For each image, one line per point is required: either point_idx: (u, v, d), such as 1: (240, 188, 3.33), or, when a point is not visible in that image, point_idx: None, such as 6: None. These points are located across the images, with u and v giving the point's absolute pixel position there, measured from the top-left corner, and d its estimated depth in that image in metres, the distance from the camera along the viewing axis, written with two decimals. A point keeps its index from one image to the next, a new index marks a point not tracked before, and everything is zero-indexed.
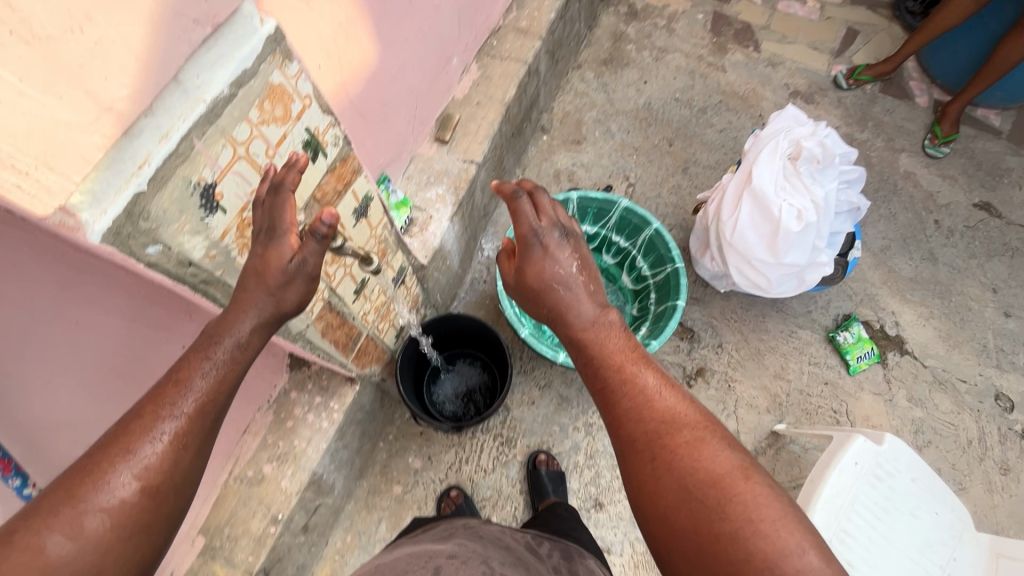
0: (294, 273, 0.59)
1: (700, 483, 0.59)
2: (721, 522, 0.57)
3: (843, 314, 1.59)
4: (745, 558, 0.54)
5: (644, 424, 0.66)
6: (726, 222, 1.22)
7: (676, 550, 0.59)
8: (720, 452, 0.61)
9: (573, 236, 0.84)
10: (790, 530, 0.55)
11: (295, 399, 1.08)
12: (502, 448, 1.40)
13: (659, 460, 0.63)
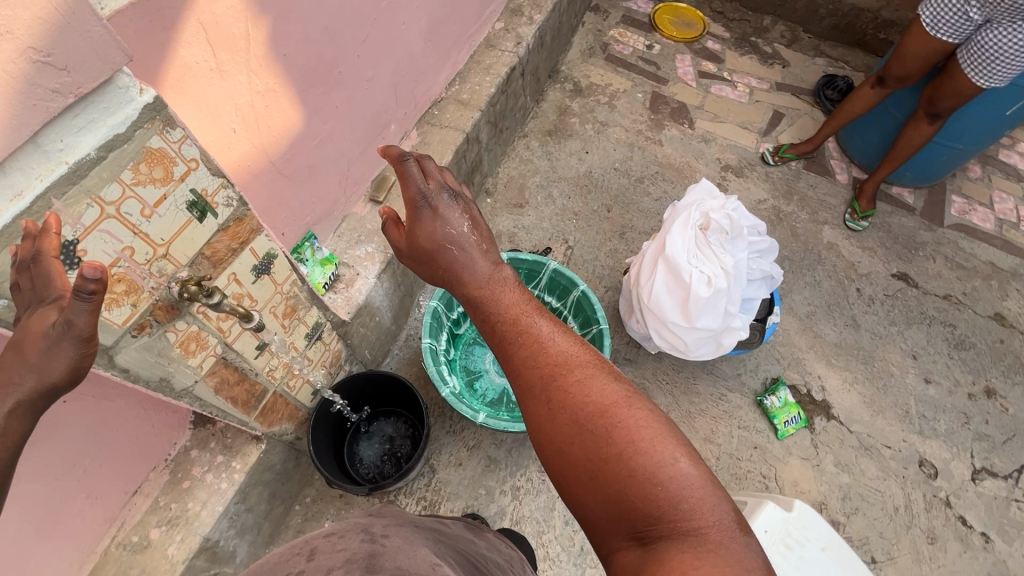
0: (57, 335, 0.50)
1: (589, 416, 0.61)
2: (609, 446, 0.59)
3: (771, 377, 1.63)
4: (629, 474, 0.57)
5: (538, 368, 0.66)
6: (643, 287, 1.28)
7: (571, 479, 0.61)
8: (607, 385, 0.64)
9: (463, 197, 0.82)
10: (669, 443, 0.59)
11: (195, 457, 1.04)
12: (425, 512, 1.35)
13: (553, 398, 0.63)
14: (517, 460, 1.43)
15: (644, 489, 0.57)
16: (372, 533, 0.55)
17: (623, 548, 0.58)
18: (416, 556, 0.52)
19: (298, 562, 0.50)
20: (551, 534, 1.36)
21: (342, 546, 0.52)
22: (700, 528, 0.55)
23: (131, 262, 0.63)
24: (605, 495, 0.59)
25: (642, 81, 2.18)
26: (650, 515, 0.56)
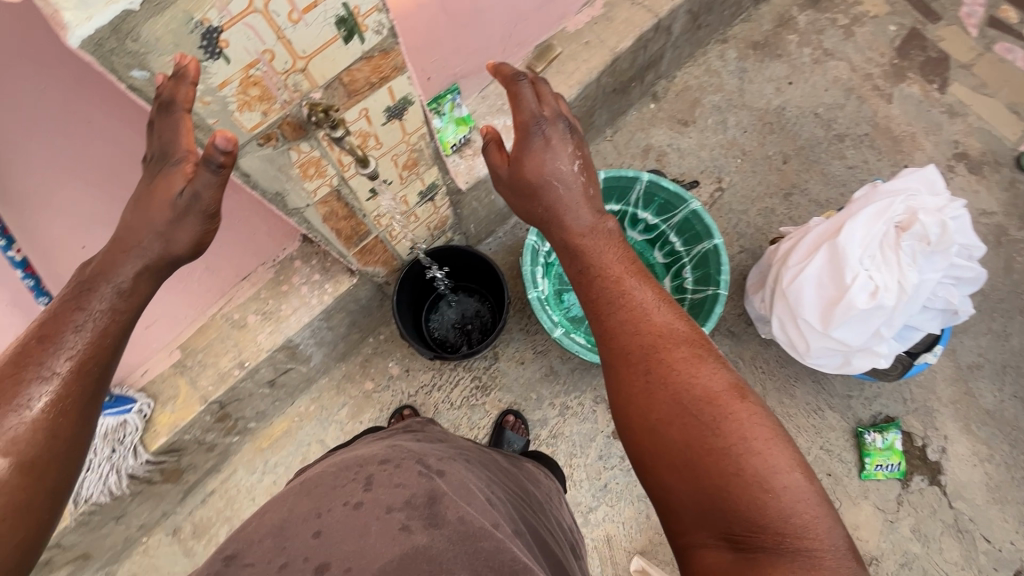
0: (183, 206, 0.63)
1: (695, 400, 0.57)
2: (713, 437, 0.54)
3: (885, 414, 1.40)
4: (735, 472, 0.52)
5: (641, 337, 0.63)
6: (790, 268, 1.07)
7: (660, 459, 0.57)
8: (718, 371, 0.59)
9: (576, 131, 0.77)
10: (783, 448, 0.54)
11: (296, 267, 1.12)
12: (476, 391, 1.41)
13: (653, 372, 0.60)
14: (576, 382, 1.41)
15: (750, 492, 0.52)
16: (427, 469, 0.64)
17: (707, 546, 0.54)
18: (469, 502, 0.60)
19: (358, 490, 0.60)
20: (581, 460, 1.37)
21: (400, 480, 0.61)
22: (808, 546, 0.50)
23: (268, 67, 0.59)
24: (701, 487, 0.54)
25: (905, 10, 1.67)
26: (750, 521, 0.51)
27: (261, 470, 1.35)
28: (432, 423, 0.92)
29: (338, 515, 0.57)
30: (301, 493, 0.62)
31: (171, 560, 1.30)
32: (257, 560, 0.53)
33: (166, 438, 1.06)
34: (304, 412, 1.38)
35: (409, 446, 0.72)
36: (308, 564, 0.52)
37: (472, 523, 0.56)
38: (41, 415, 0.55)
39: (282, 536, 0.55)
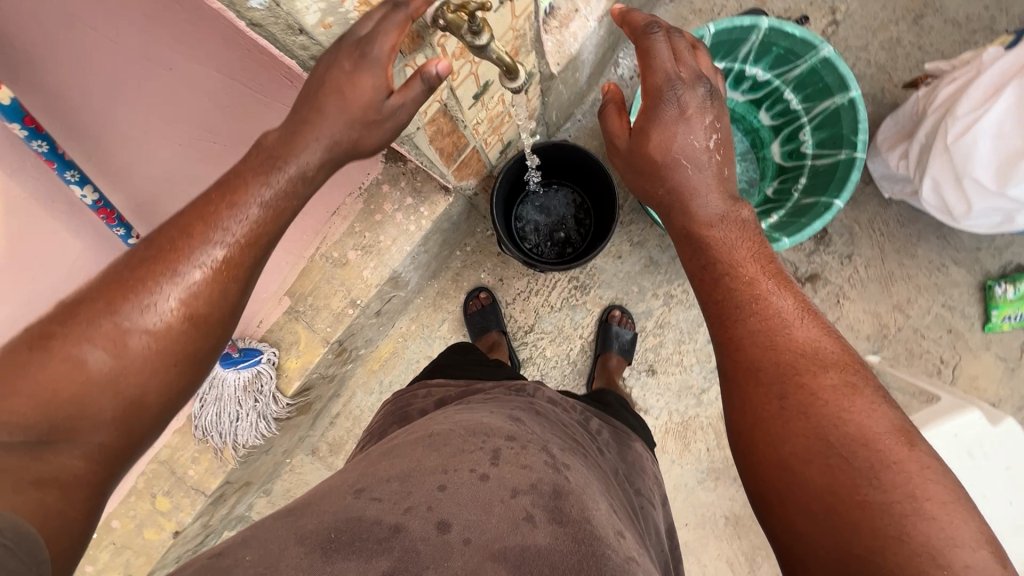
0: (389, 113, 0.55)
1: (849, 443, 0.51)
2: (868, 488, 0.48)
3: (1016, 263, 1.30)
4: (897, 535, 0.46)
5: (778, 354, 0.57)
6: (958, 119, 0.91)
7: (794, 502, 0.52)
8: (878, 411, 0.53)
9: (718, 99, 0.71)
10: (962, 518, 0.46)
11: (386, 193, 1.02)
12: (575, 291, 1.37)
13: (790, 398, 0.55)
14: (678, 269, 1.35)
15: (917, 561, 0.45)
16: (554, 461, 0.60)
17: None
18: (594, 503, 0.56)
19: (485, 460, 0.57)
20: (690, 347, 1.35)
21: (528, 461, 0.58)
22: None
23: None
24: (842, 540, 0.48)
25: None
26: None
27: (378, 390, 1.39)
28: (533, 384, 0.83)
29: (464, 480, 0.55)
30: (429, 445, 0.59)
31: (317, 474, 1.41)
32: (385, 494, 0.53)
33: (300, 381, 1.08)
34: (406, 332, 1.38)
35: (533, 424, 0.68)
36: (431, 514, 0.51)
37: (595, 528, 0.53)
38: (200, 281, 0.52)
39: (408, 481, 0.54)
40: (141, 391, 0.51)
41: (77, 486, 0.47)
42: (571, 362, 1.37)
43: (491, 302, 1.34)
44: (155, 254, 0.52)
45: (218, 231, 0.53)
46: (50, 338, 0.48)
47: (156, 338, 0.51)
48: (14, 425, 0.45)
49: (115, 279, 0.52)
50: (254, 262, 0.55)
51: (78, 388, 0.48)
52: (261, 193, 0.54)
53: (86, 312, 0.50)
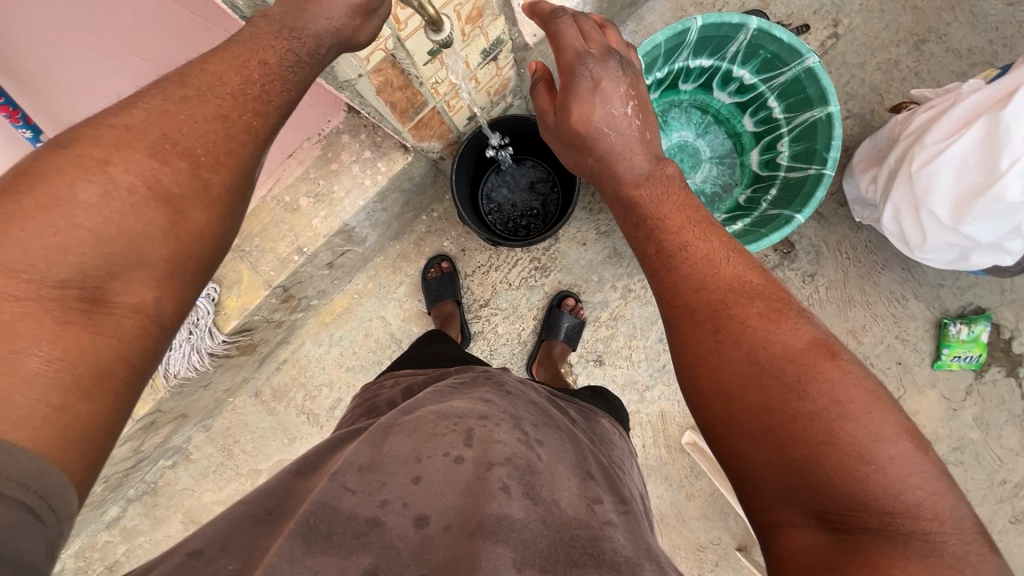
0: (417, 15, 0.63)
1: (780, 361, 0.52)
2: (800, 401, 0.49)
3: (976, 305, 1.30)
4: (825, 441, 0.48)
5: (708, 294, 0.57)
6: (926, 147, 0.89)
7: (737, 433, 0.52)
8: (802, 326, 0.54)
9: (630, 67, 0.72)
10: (879, 417, 0.48)
11: (345, 144, 1.01)
12: (535, 272, 1.36)
13: (724, 330, 0.55)
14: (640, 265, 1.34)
15: (847, 463, 0.47)
16: (526, 441, 0.60)
17: (794, 526, 0.48)
18: (564, 484, 0.56)
19: (459, 443, 0.58)
20: (640, 342, 1.35)
21: (500, 438, 0.59)
22: (922, 525, 0.45)
23: None
24: (786, 457, 0.49)
25: None
26: (846, 495, 0.46)
27: (327, 343, 1.39)
28: (501, 371, 0.85)
29: (439, 466, 0.56)
30: (402, 432, 0.61)
31: (258, 417, 1.42)
32: (357, 486, 0.53)
33: (238, 321, 1.08)
34: (362, 290, 1.37)
35: (504, 403, 0.68)
36: (408, 510, 0.51)
37: (565, 511, 0.52)
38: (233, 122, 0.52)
39: (382, 471, 0.55)
40: (194, 228, 0.48)
41: (114, 369, 0.44)
42: (522, 342, 1.37)
43: (450, 271, 1.33)
44: (196, 96, 0.52)
45: (242, 83, 0.54)
46: (88, 163, 0.45)
47: (175, 177, 0.48)
48: (58, 265, 0.42)
49: (143, 104, 0.50)
50: (279, 113, 0.56)
51: (127, 223, 0.45)
52: (278, 52, 0.56)
53: (124, 135, 0.47)
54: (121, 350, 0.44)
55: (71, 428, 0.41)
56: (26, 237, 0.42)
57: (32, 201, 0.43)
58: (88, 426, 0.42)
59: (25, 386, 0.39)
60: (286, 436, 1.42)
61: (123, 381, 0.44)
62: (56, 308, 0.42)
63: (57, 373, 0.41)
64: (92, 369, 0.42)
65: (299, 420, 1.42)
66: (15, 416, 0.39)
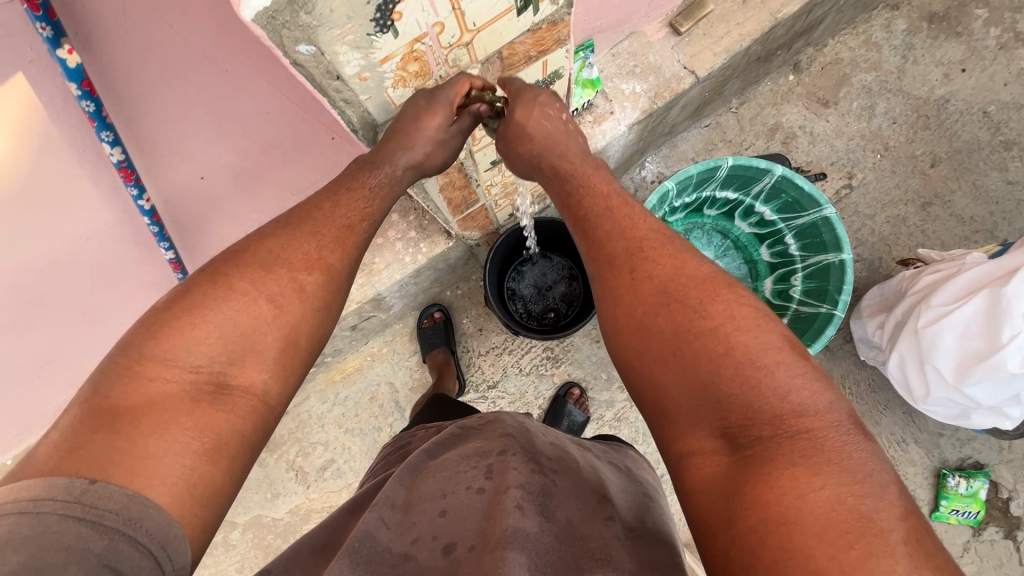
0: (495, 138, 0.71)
1: (683, 285, 0.57)
2: (702, 320, 0.54)
3: (975, 460, 1.31)
4: (724, 352, 0.52)
5: (626, 240, 0.62)
6: (931, 307, 0.95)
7: (654, 364, 0.55)
8: (702, 262, 0.59)
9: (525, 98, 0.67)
10: (766, 330, 0.53)
11: (394, 222, 1.08)
12: (546, 361, 1.39)
13: (639, 270, 0.59)
14: None
15: (742, 373, 0.51)
16: (542, 467, 0.60)
17: (703, 449, 0.51)
18: (580, 503, 0.56)
19: (481, 477, 0.58)
20: (642, 446, 1.35)
21: (516, 465, 0.58)
22: (804, 424, 0.49)
23: (434, 40, 0.52)
24: (693, 376, 0.53)
25: None
26: (749, 406, 0.50)
27: (331, 402, 1.40)
28: None
29: (462, 498, 0.56)
30: (425, 473, 0.61)
31: None
32: (393, 523, 0.56)
33: None
34: (376, 353, 1.40)
35: (523, 428, 0.67)
36: (438, 541, 0.52)
37: (579, 528, 0.53)
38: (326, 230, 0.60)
39: (411, 513, 0.57)
40: (294, 319, 0.56)
41: (231, 444, 0.51)
42: None
43: (444, 320, 1.37)
44: (302, 216, 0.61)
45: (340, 208, 0.62)
46: (218, 276, 0.55)
47: (277, 280, 0.56)
48: (191, 356, 0.51)
49: (261, 234, 0.59)
50: (367, 225, 0.63)
51: (246, 320, 0.54)
52: (369, 181, 0.64)
53: (238, 256, 0.57)
54: (237, 424, 0.51)
55: (197, 484, 0.47)
56: (171, 339, 0.51)
57: (178, 309, 0.52)
58: (207, 485, 0.48)
59: (167, 454, 0.47)
60: (271, 491, 1.39)
61: (235, 450, 0.51)
62: (190, 391, 0.50)
63: (189, 441, 0.48)
64: (216, 438, 0.50)
65: (287, 476, 1.39)
66: (158, 480, 0.46)
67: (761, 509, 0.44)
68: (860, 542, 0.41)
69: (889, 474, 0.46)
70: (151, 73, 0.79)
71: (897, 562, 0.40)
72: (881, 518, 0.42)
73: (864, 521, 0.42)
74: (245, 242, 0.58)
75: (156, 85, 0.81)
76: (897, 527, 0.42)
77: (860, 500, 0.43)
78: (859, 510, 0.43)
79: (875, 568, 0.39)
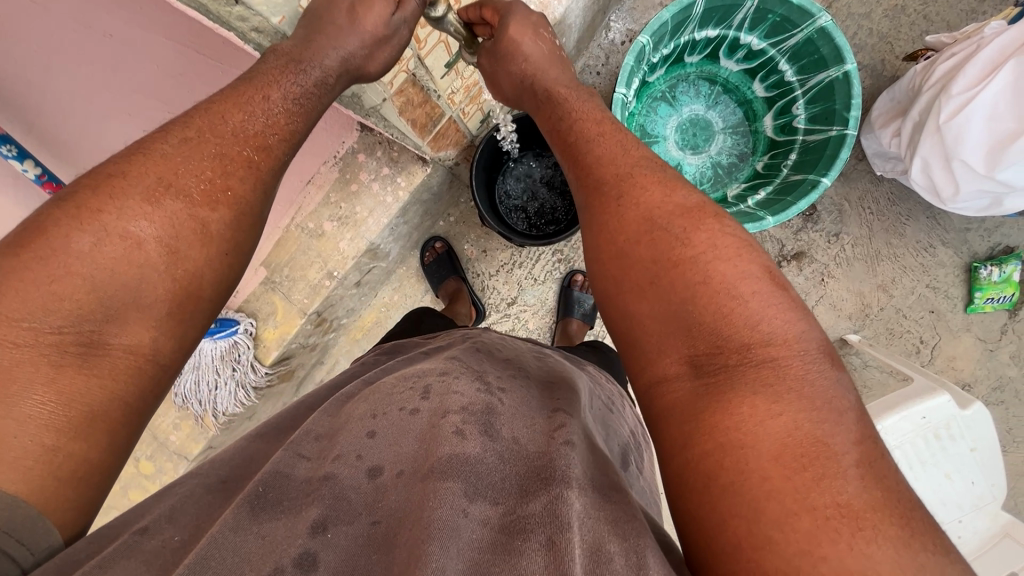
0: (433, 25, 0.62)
1: (671, 214, 0.54)
2: (683, 247, 0.51)
3: (1004, 245, 1.29)
4: (701, 281, 0.49)
5: (616, 166, 0.59)
6: (953, 96, 0.87)
7: (629, 287, 0.53)
8: (694, 189, 0.56)
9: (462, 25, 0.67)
10: (748, 260, 0.50)
11: (362, 163, 1.00)
12: (559, 264, 1.35)
13: (625, 196, 0.56)
14: None
15: (716, 303, 0.48)
16: (489, 385, 0.55)
17: (670, 379, 0.48)
18: (528, 421, 0.51)
19: (416, 397, 0.52)
20: None
21: (458, 388, 0.52)
22: (772, 353, 0.46)
23: None
24: (667, 304, 0.50)
25: None
26: (718, 333, 0.48)
27: None
28: (478, 333, 0.78)
29: (393, 420, 0.50)
30: (356, 398, 0.55)
31: None
32: (314, 452, 0.49)
33: (278, 352, 1.09)
34: (389, 302, 1.36)
35: (469, 360, 0.61)
36: (362, 461, 0.46)
37: (525, 449, 0.47)
38: (214, 166, 0.51)
39: (336, 433, 0.50)
40: (190, 267, 0.48)
41: (114, 430, 0.43)
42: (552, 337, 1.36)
43: (446, 251, 1.33)
44: (195, 135, 0.51)
45: (247, 118, 0.54)
46: (84, 212, 0.45)
47: (153, 220, 0.46)
48: (51, 311, 0.42)
49: (141, 153, 0.49)
50: (285, 145, 0.56)
51: (123, 267, 0.45)
52: (283, 86, 0.56)
53: (116, 182, 0.47)
54: (115, 391, 0.44)
55: (65, 467, 0.40)
56: (22, 287, 0.41)
57: (30, 254, 0.42)
58: (80, 466, 0.41)
59: (16, 434, 0.39)
60: None
61: (117, 420, 0.44)
62: (51, 352, 0.41)
63: (52, 419, 0.41)
64: (86, 410, 0.42)
65: None
66: (10, 465, 0.38)
67: (715, 438, 0.43)
68: (814, 464, 0.40)
69: (850, 400, 0.45)
70: (30, 62, 0.72)
71: (849, 485, 0.39)
72: (835, 443, 0.41)
73: (819, 445, 0.41)
74: (129, 151, 0.49)
75: (42, 75, 0.73)
76: (851, 450, 0.41)
77: (816, 425, 0.42)
78: (814, 434, 0.42)
79: (827, 491, 0.39)
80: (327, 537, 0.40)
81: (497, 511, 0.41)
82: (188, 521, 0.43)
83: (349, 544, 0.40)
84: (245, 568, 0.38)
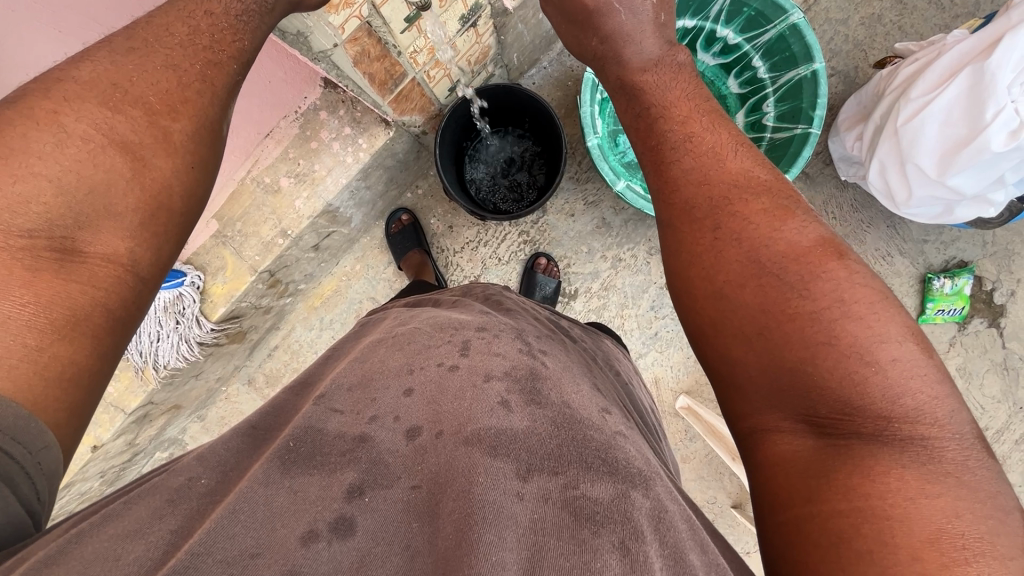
0: None
1: (784, 261, 0.53)
2: (801, 299, 0.50)
3: (960, 259, 1.31)
4: (826, 339, 0.48)
5: (710, 189, 0.59)
6: (910, 101, 0.89)
7: (734, 337, 0.53)
8: (809, 225, 0.55)
9: None
10: (886, 320, 0.49)
11: (323, 121, 0.98)
12: (523, 246, 1.33)
13: (723, 228, 0.56)
14: (630, 233, 1.31)
15: (846, 364, 0.47)
16: (528, 349, 0.56)
17: (780, 431, 0.50)
18: (575, 388, 0.52)
19: (455, 353, 0.53)
20: (634, 312, 1.32)
21: (500, 351, 0.54)
22: (921, 430, 0.46)
23: None
24: (777, 359, 0.50)
25: None
26: (843, 401, 0.47)
27: (318, 328, 1.34)
28: (500, 290, 0.78)
29: (432, 376, 0.51)
30: (394, 345, 0.57)
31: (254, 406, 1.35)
32: (347, 406, 0.49)
33: (225, 308, 1.07)
34: (350, 272, 1.34)
35: (504, 319, 0.63)
36: (400, 423, 0.47)
37: (577, 411, 0.47)
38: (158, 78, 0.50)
39: (373, 387, 0.51)
40: (157, 175, 0.47)
41: (100, 336, 0.44)
42: None
43: (411, 224, 1.31)
44: (141, 44, 0.50)
45: (188, 28, 0.53)
46: (41, 113, 0.44)
47: (108, 123, 0.46)
48: (18, 214, 0.42)
49: (82, 57, 0.48)
50: (235, 61, 0.55)
51: (89, 171, 0.44)
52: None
53: (71, 86, 0.46)
54: (98, 297, 0.44)
55: (53, 369, 0.41)
56: None
57: None
58: (67, 371, 0.42)
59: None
60: None
61: (102, 329, 0.44)
62: (25, 256, 0.41)
63: (34, 321, 0.41)
64: (66, 314, 0.42)
65: None
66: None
67: (850, 500, 0.44)
68: (977, 561, 0.41)
69: (1010, 497, 0.45)
70: None
71: None
72: (1002, 545, 0.42)
73: (981, 542, 0.41)
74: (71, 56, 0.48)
75: None
76: (1018, 557, 0.42)
77: (979, 520, 0.42)
78: (978, 533, 0.42)
79: None
80: (367, 503, 0.41)
81: (555, 480, 0.41)
82: (217, 463, 0.46)
83: (390, 511, 0.41)
84: (277, 527, 0.39)
